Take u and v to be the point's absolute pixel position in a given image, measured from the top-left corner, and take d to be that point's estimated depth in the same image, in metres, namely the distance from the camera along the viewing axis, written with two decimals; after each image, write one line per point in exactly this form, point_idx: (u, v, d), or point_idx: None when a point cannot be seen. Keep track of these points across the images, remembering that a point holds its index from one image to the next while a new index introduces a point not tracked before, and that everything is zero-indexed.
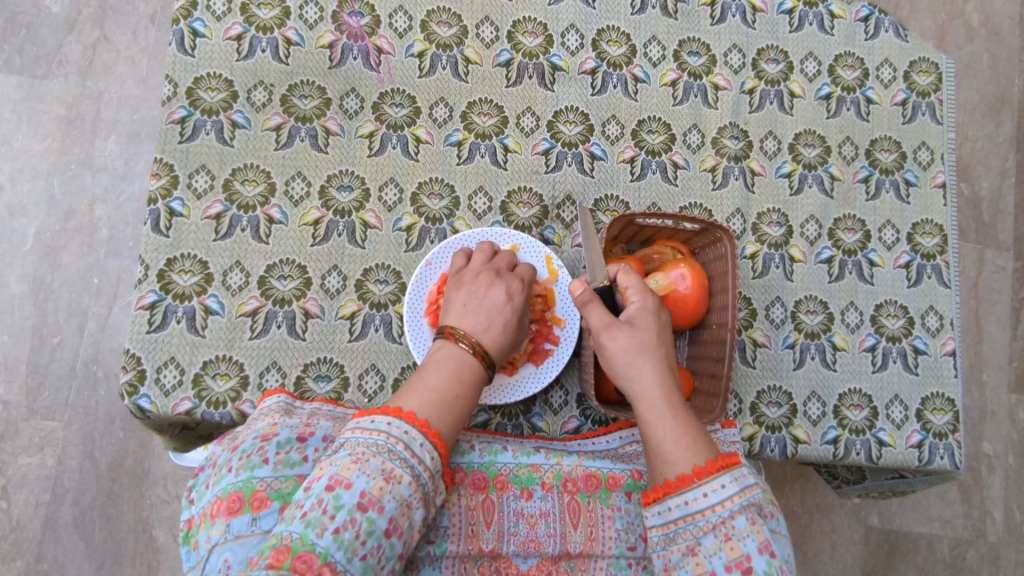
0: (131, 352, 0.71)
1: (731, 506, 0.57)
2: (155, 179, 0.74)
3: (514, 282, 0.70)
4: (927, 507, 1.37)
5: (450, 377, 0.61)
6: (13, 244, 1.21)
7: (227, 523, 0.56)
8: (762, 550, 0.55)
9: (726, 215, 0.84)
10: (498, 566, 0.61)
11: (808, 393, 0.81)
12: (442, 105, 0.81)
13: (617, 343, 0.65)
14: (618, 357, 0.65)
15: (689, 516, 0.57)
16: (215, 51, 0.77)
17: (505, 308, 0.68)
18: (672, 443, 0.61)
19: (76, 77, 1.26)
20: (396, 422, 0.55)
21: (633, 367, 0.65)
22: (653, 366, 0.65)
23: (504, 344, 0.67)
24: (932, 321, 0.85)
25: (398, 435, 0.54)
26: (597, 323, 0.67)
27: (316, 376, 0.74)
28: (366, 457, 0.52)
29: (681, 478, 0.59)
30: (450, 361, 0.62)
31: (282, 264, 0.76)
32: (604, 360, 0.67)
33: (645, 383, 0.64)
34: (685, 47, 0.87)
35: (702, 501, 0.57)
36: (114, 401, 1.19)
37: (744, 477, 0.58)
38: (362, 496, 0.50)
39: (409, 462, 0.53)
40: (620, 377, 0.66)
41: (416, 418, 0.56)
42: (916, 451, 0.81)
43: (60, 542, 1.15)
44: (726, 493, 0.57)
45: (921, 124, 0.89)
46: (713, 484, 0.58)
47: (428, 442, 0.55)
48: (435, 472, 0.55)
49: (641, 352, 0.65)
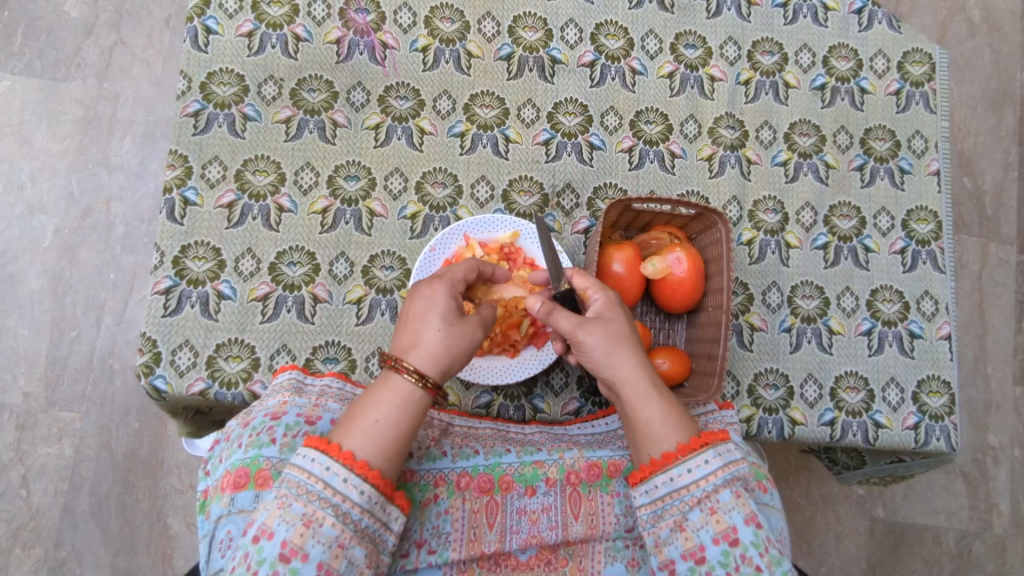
0: (147, 335, 0.74)
1: (714, 480, 0.58)
2: (170, 170, 0.78)
3: (434, 284, 0.64)
4: (932, 499, 1.38)
5: (381, 400, 0.58)
6: (33, 240, 1.25)
7: (231, 496, 0.59)
8: (748, 521, 0.57)
9: (723, 202, 0.86)
10: (498, 560, 0.64)
11: (805, 376, 0.83)
12: (445, 97, 0.84)
13: (595, 335, 0.62)
14: (598, 350, 0.63)
15: (675, 492, 0.59)
16: (227, 48, 0.80)
17: (429, 313, 0.62)
18: (659, 423, 0.61)
19: (94, 79, 1.30)
20: (318, 459, 0.54)
21: (614, 359, 0.62)
22: (632, 353, 0.63)
23: (434, 350, 0.60)
24: (927, 305, 0.87)
25: (320, 473, 0.54)
26: (569, 323, 0.63)
27: (325, 358, 0.77)
28: (288, 502, 0.53)
29: (666, 457, 0.59)
30: (380, 383, 0.59)
31: (291, 251, 0.79)
32: (579, 353, 0.64)
33: (628, 371, 0.62)
34: (681, 40, 0.89)
35: (687, 477, 0.59)
36: (130, 393, 1.23)
37: (727, 452, 0.60)
38: (283, 546, 0.52)
39: (333, 501, 0.53)
40: (599, 367, 0.63)
41: (341, 451, 0.55)
42: (912, 433, 0.82)
43: (78, 530, 1.18)
44: (709, 468, 0.59)
45: (915, 113, 0.91)
46: (697, 460, 0.59)
47: (352, 476, 0.54)
48: (368, 507, 0.55)
49: (618, 342, 0.63)
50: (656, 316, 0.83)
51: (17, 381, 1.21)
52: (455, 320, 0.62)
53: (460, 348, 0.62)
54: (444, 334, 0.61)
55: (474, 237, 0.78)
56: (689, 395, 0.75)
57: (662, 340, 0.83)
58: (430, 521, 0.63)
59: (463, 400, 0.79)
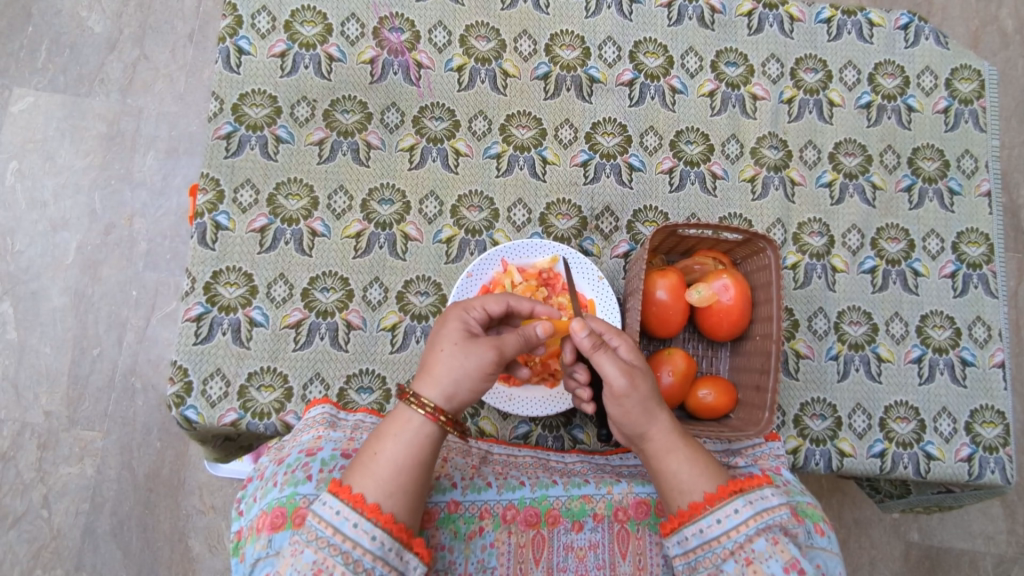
0: (177, 363, 0.72)
1: (746, 530, 0.55)
2: (202, 194, 0.76)
3: (454, 311, 0.63)
4: (970, 523, 1.30)
5: (390, 435, 0.56)
6: (56, 257, 1.24)
7: (270, 538, 0.56)
8: (787, 570, 0.54)
9: (766, 225, 0.84)
10: None
11: (853, 406, 0.79)
12: (481, 118, 0.82)
13: (635, 395, 0.58)
14: (636, 410, 0.59)
15: (706, 543, 0.56)
16: (260, 69, 0.79)
17: (438, 338, 0.59)
18: (679, 479, 0.58)
19: (117, 94, 1.29)
20: (328, 502, 0.52)
21: (647, 417, 0.59)
22: (641, 403, 0.58)
23: (437, 376, 0.57)
24: (979, 332, 0.83)
25: (330, 518, 0.52)
26: (613, 374, 0.58)
27: (359, 388, 0.75)
28: (301, 549, 0.51)
29: (693, 507, 0.57)
30: (392, 416, 0.57)
31: (324, 276, 0.77)
32: (614, 407, 0.60)
33: (660, 428, 0.59)
34: (722, 57, 0.87)
35: (717, 528, 0.56)
36: (152, 412, 1.21)
37: (760, 499, 0.56)
38: None
39: (343, 548, 0.51)
40: (630, 425, 0.59)
41: (351, 493, 0.53)
42: (966, 465, 0.78)
43: (99, 552, 1.15)
44: (739, 517, 0.56)
45: (964, 132, 0.88)
46: (726, 510, 0.56)
47: (362, 520, 0.52)
48: (380, 554, 0.52)
49: (653, 402, 0.59)
50: (699, 343, 0.80)
51: (39, 400, 1.19)
52: (460, 340, 0.59)
53: (467, 371, 0.57)
54: (452, 361, 0.57)
55: (512, 263, 0.75)
56: (737, 428, 0.71)
57: (705, 368, 0.80)
58: (475, 555, 0.61)
59: (500, 430, 0.77)
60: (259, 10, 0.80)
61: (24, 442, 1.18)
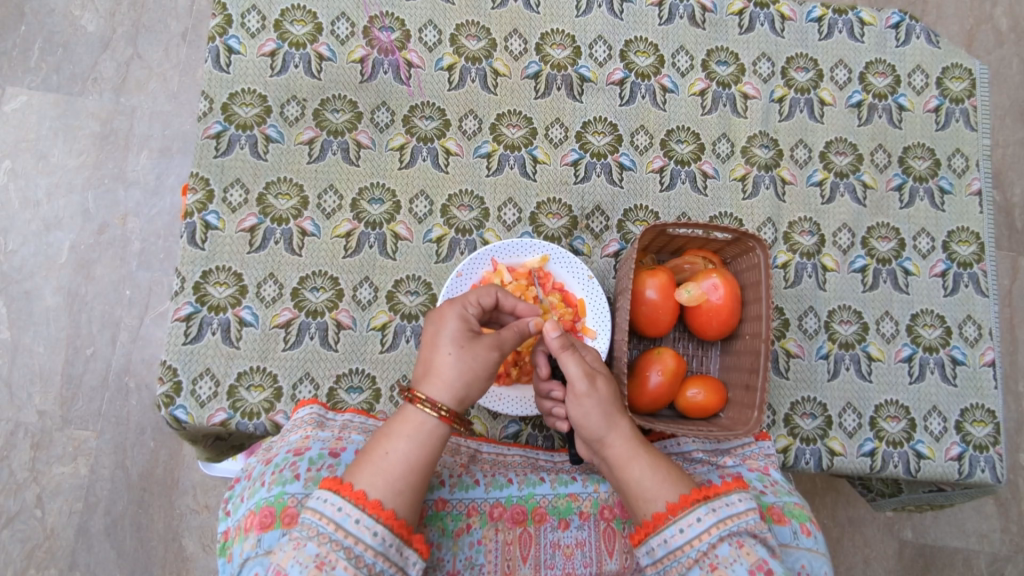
0: (167, 363, 0.72)
1: (709, 538, 0.54)
2: (192, 193, 0.76)
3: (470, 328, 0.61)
4: (963, 521, 1.30)
5: (407, 445, 0.55)
6: (48, 257, 1.24)
7: (259, 537, 0.56)
8: (754, 572, 0.53)
9: (757, 225, 0.84)
10: None
11: (843, 405, 0.79)
12: (471, 117, 0.82)
13: (593, 397, 0.60)
14: (595, 413, 0.60)
15: (671, 553, 0.55)
16: (250, 68, 0.79)
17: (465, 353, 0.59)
18: (644, 484, 0.57)
19: (110, 93, 1.29)
20: (330, 499, 0.51)
21: (606, 423, 0.60)
22: (600, 411, 0.60)
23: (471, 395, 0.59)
24: (970, 330, 0.83)
25: (332, 514, 0.51)
26: (574, 374, 0.60)
27: (348, 387, 0.75)
28: (302, 543, 0.50)
29: (656, 517, 0.56)
30: (406, 432, 0.56)
31: (314, 276, 0.77)
32: (575, 411, 0.61)
33: (619, 434, 0.60)
34: (713, 56, 0.87)
35: (680, 537, 0.55)
36: (145, 412, 1.21)
37: (724, 506, 0.55)
38: None
39: (345, 543, 0.50)
40: (590, 430, 0.60)
41: (353, 490, 0.52)
42: (956, 464, 0.78)
43: (93, 551, 1.15)
44: (702, 526, 0.55)
45: (955, 130, 0.88)
46: (689, 519, 0.55)
47: (364, 516, 0.51)
48: (382, 549, 0.51)
49: (612, 409, 0.60)
50: (689, 342, 0.80)
51: (33, 400, 1.19)
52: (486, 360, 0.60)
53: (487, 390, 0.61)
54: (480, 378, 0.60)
55: (502, 262, 0.75)
56: (726, 427, 0.71)
57: (696, 367, 0.80)
58: (462, 552, 0.60)
59: (490, 430, 0.77)
60: (249, 9, 0.80)
61: (18, 442, 1.18)
